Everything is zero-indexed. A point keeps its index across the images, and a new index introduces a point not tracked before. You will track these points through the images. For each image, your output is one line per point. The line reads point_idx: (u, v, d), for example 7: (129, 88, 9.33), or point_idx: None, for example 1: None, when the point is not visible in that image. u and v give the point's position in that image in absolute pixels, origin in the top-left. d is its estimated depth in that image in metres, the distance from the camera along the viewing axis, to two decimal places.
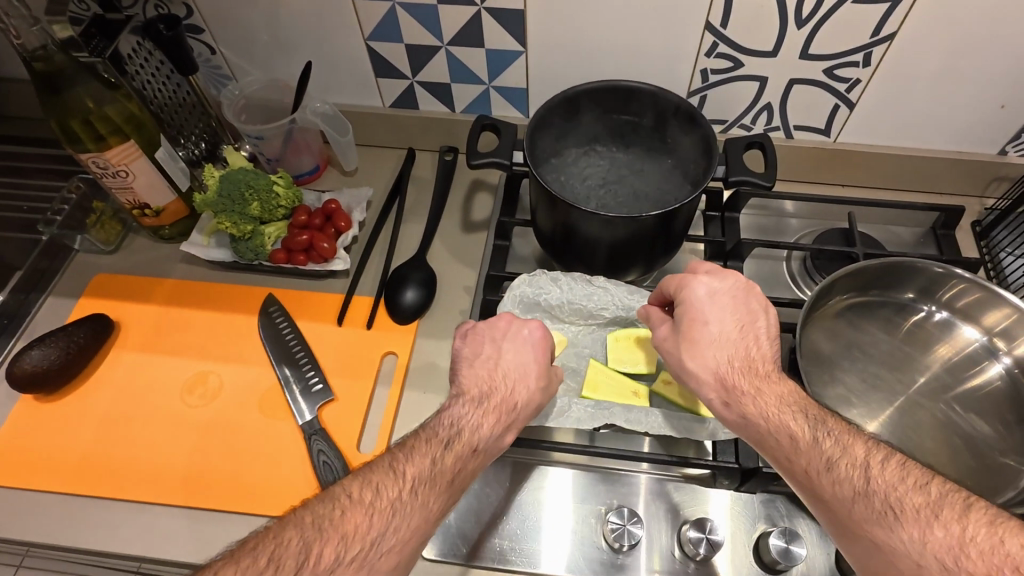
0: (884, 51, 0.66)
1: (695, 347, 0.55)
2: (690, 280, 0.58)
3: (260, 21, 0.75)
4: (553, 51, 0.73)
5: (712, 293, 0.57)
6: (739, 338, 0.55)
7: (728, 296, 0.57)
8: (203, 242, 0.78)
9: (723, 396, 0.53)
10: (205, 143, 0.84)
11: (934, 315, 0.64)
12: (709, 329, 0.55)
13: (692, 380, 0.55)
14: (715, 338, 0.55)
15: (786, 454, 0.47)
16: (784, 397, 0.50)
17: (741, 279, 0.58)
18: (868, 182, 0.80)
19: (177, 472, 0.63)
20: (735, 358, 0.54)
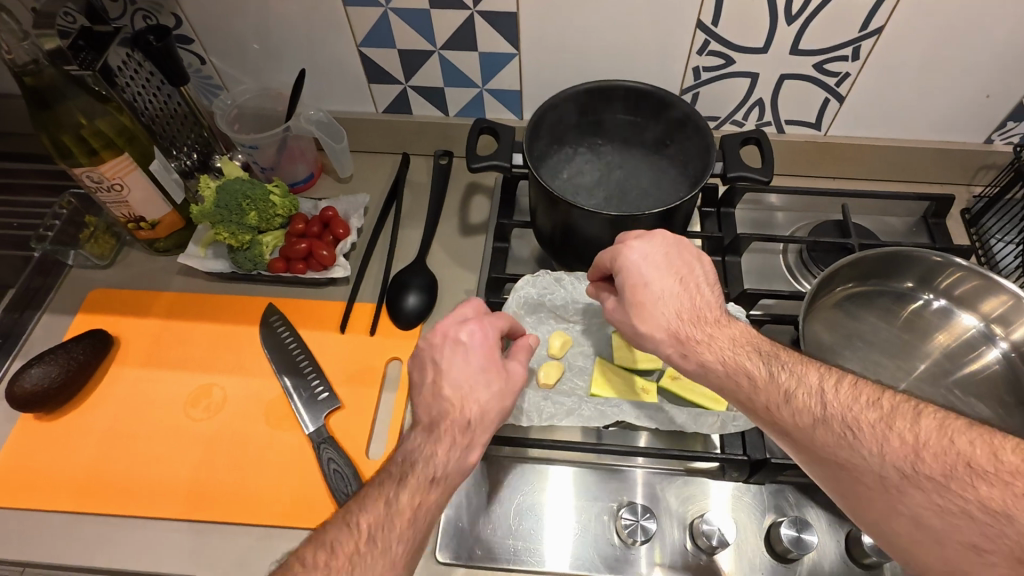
0: (872, 44, 0.67)
1: (641, 309, 0.54)
2: (621, 248, 0.56)
3: (251, 29, 0.75)
4: (546, 53, 0.74)
5: (645, 254, 0.55)
6: (679, 293, 0.54)
7: (659, 252, 0.55)
8: (200, 254, 0.77)
9: (678, 349, 0.52)
10: (198, 153, 0.83)
11: (932, 303, 0.65)
12: (650, 289, 0.54)
13: (648, 342, 0.54)
14: (659, 296, 0.54)
15: (746, 394, 0.48)
16: (737, 339, 0.51)
17: (670, 235, 0.57)
18: (859, 174, 0.82)
19: (183, 486, 0.63)
20: (683, 312, 0.53)
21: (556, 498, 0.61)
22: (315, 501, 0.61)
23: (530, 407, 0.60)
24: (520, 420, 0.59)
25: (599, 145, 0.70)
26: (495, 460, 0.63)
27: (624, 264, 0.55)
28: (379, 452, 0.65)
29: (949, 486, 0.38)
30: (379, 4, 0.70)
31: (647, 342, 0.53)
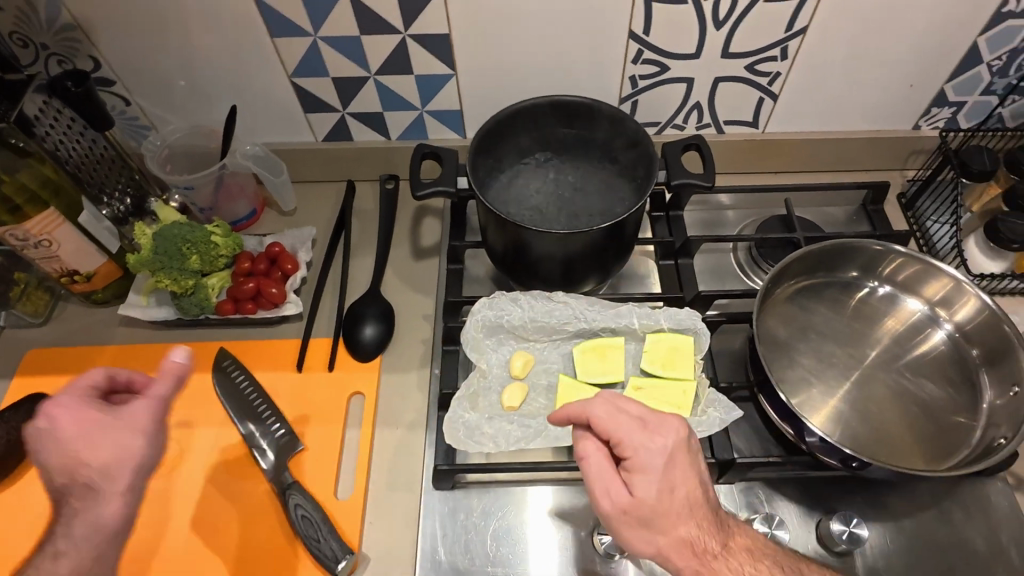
0: (798, 44, 0.69)
1: (662, 522, 0.47)
2: (644, 442, 0.48)
3: (177, 65, 0.72)
4: (483, 72, 0.73)
5: (669, 458, 0.48)
6: (695, 498, 0.48)
7: (677, 453, 0.48)
8: (142, 303, 0.74)
9: (697, 564, 0.47)
10: (131, 197, 0.79)
11: (877, 290, 0.67)
12: (674, 497, 0.47)
13: (661, 558, 0.47)
14: (680, 509, 0.47)
15: None
16: (752, 550, 0.50)
17: (681, 425, 0.50)
18: (798, 167, 0.84)
19: (143, 550, 0.60)
20: (701, 522, 0.48)
21: (530, 518, 0.60)
22: (287, 549, 0.59)
23: (494, 434, 0.59)
24: (487, 446, 0.58)
25: (544, 161, 0.70)
26: (466, 486, 0.62)
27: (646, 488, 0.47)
28: (348, 492, 0.63)
29: None
30: (308, 33, 0.68)
31: (662, 550, 0.47)
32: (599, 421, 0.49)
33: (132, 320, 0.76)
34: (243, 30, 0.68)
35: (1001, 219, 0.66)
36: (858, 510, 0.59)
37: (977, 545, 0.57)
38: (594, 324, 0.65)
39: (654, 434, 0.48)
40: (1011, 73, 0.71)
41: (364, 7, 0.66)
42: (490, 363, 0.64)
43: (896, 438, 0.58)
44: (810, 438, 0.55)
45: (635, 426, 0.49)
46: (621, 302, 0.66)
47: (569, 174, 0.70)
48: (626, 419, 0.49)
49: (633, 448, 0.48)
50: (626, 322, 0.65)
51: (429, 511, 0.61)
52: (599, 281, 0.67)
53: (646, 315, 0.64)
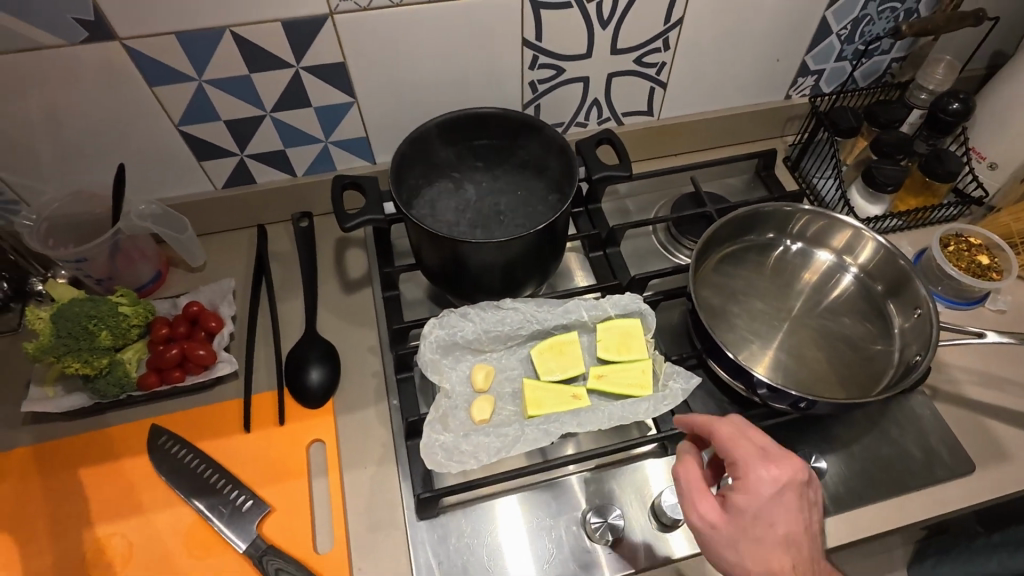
0: (677, 34, 0.75)
1: (747, 536, 0.49)
2: (755, 468, 0.50)
3: (39, 127, 0.65)
4: (385, 96, 0.72)
5: (777, 492, 0.49)
6: (796, 538, 0.49)
7: (795, 495, 0.50)
8: (47, 394, 0.66)
9: None
10: (8, 282, 0.73)
11: (792, 248, 0.74)
12: (771, 532, 0.49)
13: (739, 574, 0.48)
14: (772, 542, 0.48)
15: None
16: None
17: (801, 471, 0.50)
18: (693, 147, 0.90)
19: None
20: (797, 563, 0.48)
21: (520, 525, 0.60)
22: None
23: (474, 450, 0.58)
24: (469, 464, 0.57)
25: (458, 175, 0.70)
26: (450, 510, 0.60)
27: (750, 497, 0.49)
28: (327, 544, 0.60)
29: None
30: (192, 78, 0.64)
31: (739, 557, 0.48)
32: (722, 438, 0.52)
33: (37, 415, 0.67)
34: (118, 82, 0.63)
35: (874, 165, 0.75)
36: (813, 447, 0.64)
37: (915, 453, 0.64)
38: (546, 324, 0.66)
39: (773, 464, 0.50)
40: (856, 40, 0.80)
41: (251, 43, 0.63)
42: (452, 382, 0.64)
43: (832, 375, 0.64)
44: (760, 389, 0.59)
45: (766, 452, 0.51)
46: (566, 298, 0.68)
47: (484, 185, 0.71)
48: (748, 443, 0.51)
49: (745, 468, 0.50)
50: (576, 316, 0.67)
51: (418, 544, 0.59)
52: (539, 282, 0.68)
53: (593, 307, 0.67)
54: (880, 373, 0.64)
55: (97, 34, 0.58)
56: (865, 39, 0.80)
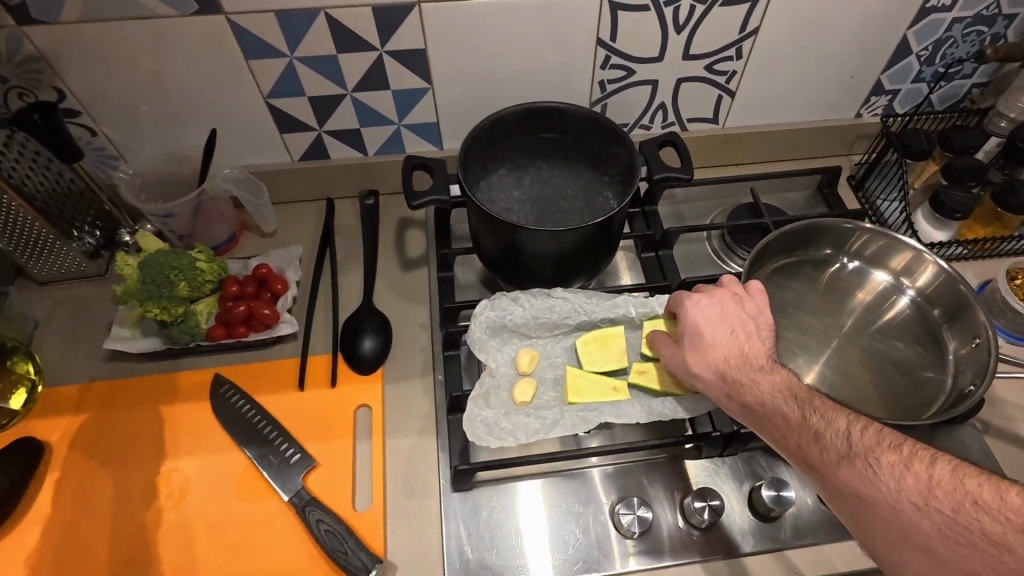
0: (751, 43, 0.75)
1: (698, 351, 0.56)
2: (685, 299, 0.60)
3: (144, 91, 0.71)
4: (459, 85, 0.75)
5: (713, 311, 0.58)
6: (732, 339, 0.56)
7: (719, 307, 0.58)
8: (128, 335, 0.72)
9: (725, 390, 0.54)
10: (100, 231, 0.79)
11: (848, 266, 0.73)
12: (705, 331, 0.57)
13: (697, 383, 0.56)
14: (715, 342, 0.56)
15: (780, 431, 0.50)
16: (780, 383, 0.52)
17: (733, 296, 0.59)
18: (756, 158, 0.90)
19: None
20: (730, 355, 0.55)
21: (548, 508, 0.61)
22: (315, 568, 0.58)
23: (513, 429, 0.61)
24: (507, 440, 0.60)
25: (517, 164, 0.72)
26: (481, 485, 0.62)
27: (687, 306, 0.59)
28: (366, 503, 0.63)
29: (957, 518, 0.41)
30: (284, 54, 0.69)
31: (696, 376, 0.56)
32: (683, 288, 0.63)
33: (115, 354, 0.73)
34: (217, 54, 0.68)
35: (943, 190, 0.73)
36: None
37: None
38: (593, 317, 0.68)
39: (708, 296, 0.59)
40: (937, 62, 0.79)
41: (342, 25, 0.67)
42: (497, 363, 0.66)
43: (878, 395, 0.63)
44: None
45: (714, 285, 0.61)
46: (615, 293, 0.70)
47: (542, 175, 0.73)
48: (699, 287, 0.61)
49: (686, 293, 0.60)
50: (624, 311, 0.68)
51: (450, 514, 0.61)
52: (590, 276, 0.70)
53: (641, 304, 0.68)
54: (928, 400, 0.63)
55: (205, 9, 0.63)
56: (946, 61, 0.79)
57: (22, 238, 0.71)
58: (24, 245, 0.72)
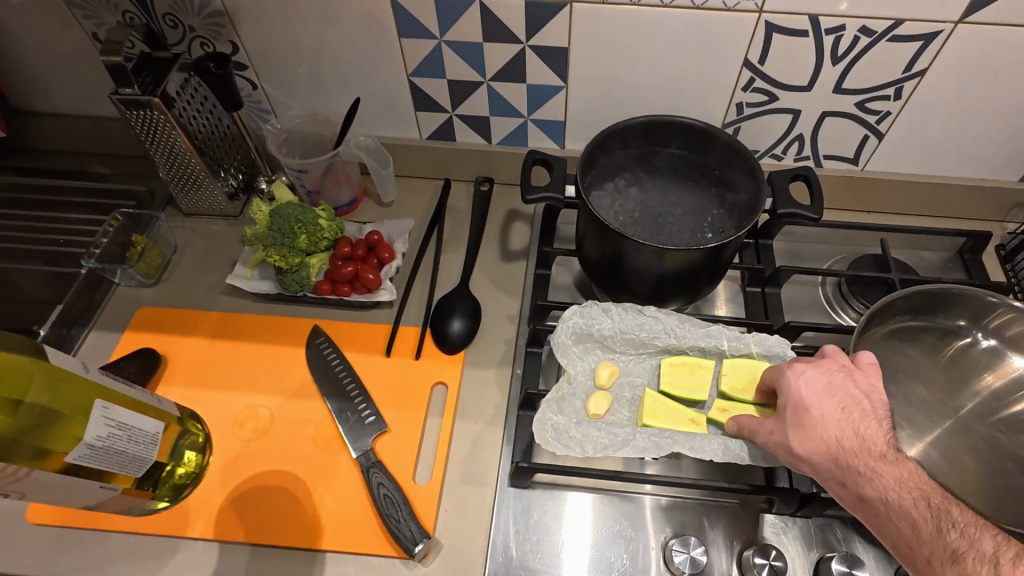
0: (915, 85, 0.69)
1: (804, 429, 0.52)
2: (787, 370, 0.56)
3: (302, 54, 0.76)
4: (592, 89, 0.75)
5: (822, 386, 0.53)
6: (843, 421, 0.51)
7: (825, 378, 0.54)
8: (247, 274, 0.78)
9: (838, 479, 0.49)
10: (243, 175, 0.87)
11: (980, 342, 0.66)
12: (813, 408, 0.52)
13: (804, 466, 0.52)
14: (822, 420, 0.52)
15: (907, 540, 0.45)
16: (905, 481, 0.47)
17: (840, 368, 0.55)
18: (893, 209, 0.83)
19: (295, 521, 0.62)
20: (841, 438, 0.50)
21: (600, 526, 0.61)
22: (370, 527, 0.61)
23: (582, 439, 0.60)
24: (574, 450, 0.60)
25: (625, 179, 0.71)
26: (538, 487, 0.62)
27: (790, 377, 0.55)
28: (426, 477, 0.65)
29: None
30: (434, 37, 0.72)
31: (801, 457, 0.51)
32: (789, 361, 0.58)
33: (233, 289, 0.80)
34: (373, 29, 0.72)
35: None
36: None
37: None
38: (682, 342, 0.66)
39: (817, 367, 0.55)
40: None
41: (492, 14, 0.68)
42: (576, 370, 0.66)
43: (989, 491, 0.57)
44: None
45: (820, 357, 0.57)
46: (709, 322, 0.67)
47: (636, 197, 0.70)
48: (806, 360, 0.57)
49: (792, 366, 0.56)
50: (716, 342, 0.66)
51: (503, 508, 0.62)
52: (686, 301, 0.68)
53: (736, 339, 0.66)
54: None
55: None
56: None
57: (179, 170, 0.80)
58: (179, 175, 0.81)
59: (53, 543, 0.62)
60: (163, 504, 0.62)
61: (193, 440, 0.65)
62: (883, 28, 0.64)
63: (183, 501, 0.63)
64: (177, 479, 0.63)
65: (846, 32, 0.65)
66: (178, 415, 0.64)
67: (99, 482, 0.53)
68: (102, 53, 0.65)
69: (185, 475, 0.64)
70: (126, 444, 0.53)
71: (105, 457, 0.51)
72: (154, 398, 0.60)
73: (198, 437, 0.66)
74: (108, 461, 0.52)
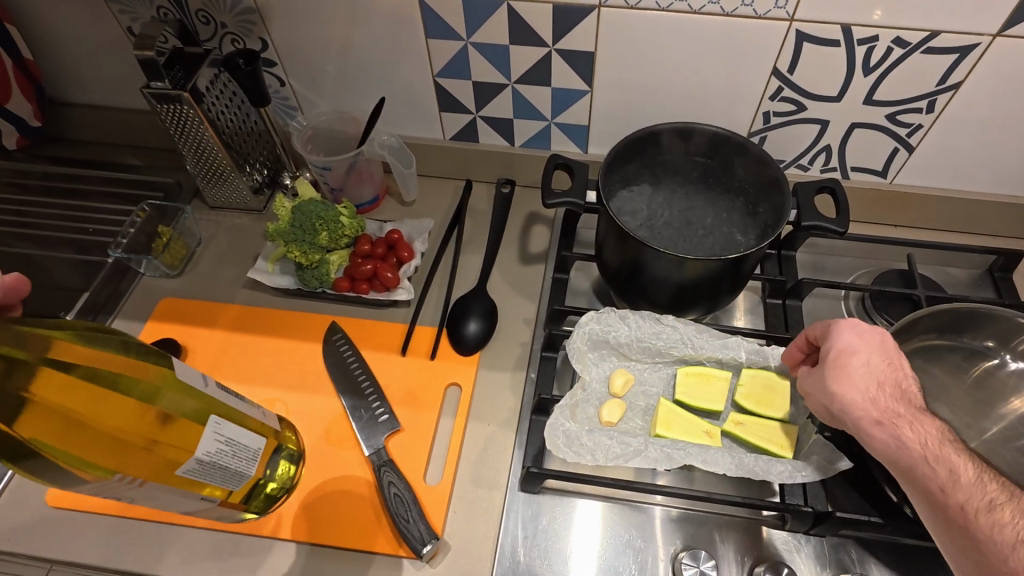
0: (948, 99, 0.68)
1: (850, 372, 0.51)
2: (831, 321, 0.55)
3: (330, 53, 0.77)
4: (617, 94, 0.75)
5: (874, 338, 0.53)
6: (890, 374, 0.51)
7: (877, 335, 0.54)
8: (268, 269, 0.80)
9: (877, 419, 0.49)
10: (268, 170, 0.88)
11: (1008, 364, 0.63)
12: (859, 355, 0.52)
13: (840, 403, 0.51)
14: (867, 366, 0.52)
15: (939, 485, 0.46)
16: (943, 433, 0.48)
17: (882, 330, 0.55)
18: (922, 224, 0.81)
19: (350, 522, 0.62)
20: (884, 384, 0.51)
21: (610, 535, 0.60)
22: (376, 524, 0.62)
23: (594, 446, 0.60)
24: (584, 458, 0.59)
25: (642, 188, 0.70)
26: (548, 493, 0.62)
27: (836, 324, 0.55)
28: (436, 478, 0.65)
29: None
30: (460, 38, 0.72)
31: (840, 394, 0.51)
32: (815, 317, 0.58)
33: (254, 283, 0.81)
34: (401, 28, 0.72)
35: None
36: None
37: None
38: (699, 352, 0.66)
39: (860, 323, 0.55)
40: None
41: (519, 17, 0.68)
42: (590, 377, 0.66)
43: None
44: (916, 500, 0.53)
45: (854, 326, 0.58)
46: (728, 333, 0.67)
47: (652, 221, 0.69)
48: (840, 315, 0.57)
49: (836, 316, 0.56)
50: (734, 354, 0.65)
51: (513, 512, 0.62)
52: (704, 312, 0.67)
53: (754, 351, 0.65)
54: None
55: None
56: None
57: (206, 164, 0.81)
58: (205, 169, 0.82)
59: (70, 527, 0.63)
60: (253, 515, 0.61)
61: (289, 450, 0.64)
62: (918, 40, 0.63)
63: (273, 511, 0.62)
64: (271, 490, 0.62)
65: (879, 42, 0.64)
66: (277, 428, 0.63)
67: (200, 493, 0.53)
68: (135, 48, 0.66)
69: (278, 486, 0.63)
70: (228, 459, 0.52)
71: (207, 471, 0.50)
72: (257, 410, 0.59)
73: (291, 445, 0.65)
74: (211, 475, 0.51)
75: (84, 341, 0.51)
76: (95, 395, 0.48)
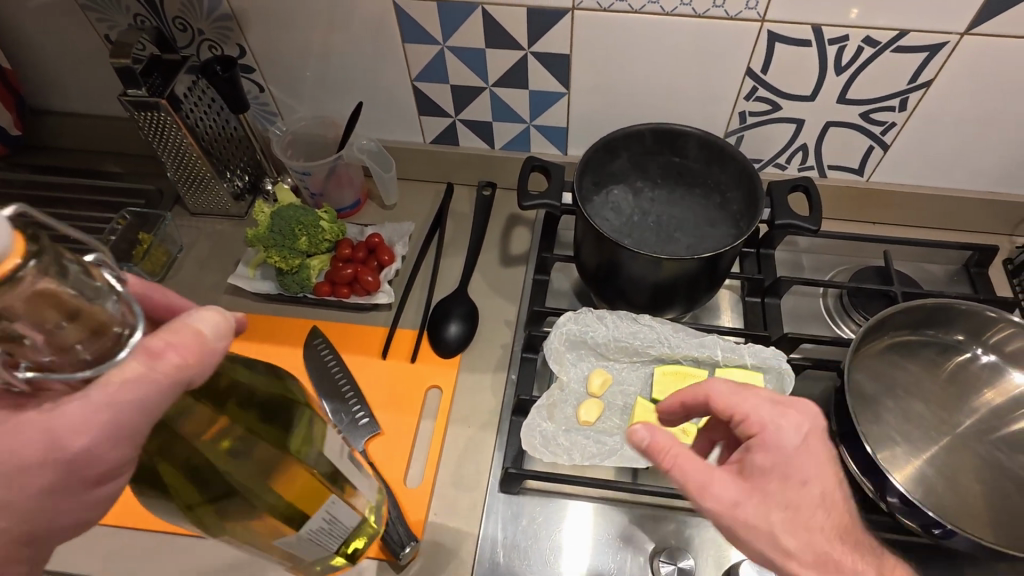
0: (920, 97, 0.68)
1: (796, 505, 0.45)
2: (775, 422, 0.48)
3: (309, 59, 0.77)
4: (595, 96, 0.75)
5: (808, 446, 0.47)
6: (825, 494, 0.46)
7: (814, 438, 0.48)
8: (249, 274, 0.80)
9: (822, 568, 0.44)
10: (249, 176, 0.89)
11: (980, 358, 0.65)
12: (802, 483, 0.46)
13: (782, 547, 0.44)
14: (815, 496, 0.46)
15: None
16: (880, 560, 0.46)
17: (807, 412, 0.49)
18: (900, 221, 0.82)
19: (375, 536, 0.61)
20: (828, 512, 0.46)
21: (588, 534, 0.61)
22: None
23: (569, 446, 0.62)
24: (560, 458, 0.61)
25: (619, 189, 0.71)
26: (528, 493, 0.62)
27: (779, 428, 0.47)
28: (416, 481, 0.65)
29: None
30: (437, 42, 0.72)
31: (787, 542, 0.44)
32: (719, 397, 0.50)
33: (234, 289, 0.81)
34: (378, 33, 0.72)
35: None
36: None
37: None
38: (676, 351, 0.66)
39: (792, 417, 0.48)
40: None
41: (494, 21, 0.69)
42: (569, 377, 0.66)
43: (985, 512, 0.56)
44: (891, 496, 0.54)
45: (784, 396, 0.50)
46: (705, 332, 0.67)
47: (631, 222, 0.69)
48: (755, 397, 0.49)
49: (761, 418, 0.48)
50: (710, 352, 0.65)
51: (492, 513, 0.62)
52: (683, 310, 0.67)
53: (730, 349, 0.65)
54: None
55: None
56: None
57: (185, 170, 0.81)
58: (186, 175, 0.82)
59: None
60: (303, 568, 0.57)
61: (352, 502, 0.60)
62: (888, 39, 0.63)
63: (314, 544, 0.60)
64: (335, 562, 0.56)
65: (849, 42, 0.64)
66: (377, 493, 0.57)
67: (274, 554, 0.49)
68: (111, 56, 0.66)
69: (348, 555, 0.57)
70: (324, 536, 0.48)
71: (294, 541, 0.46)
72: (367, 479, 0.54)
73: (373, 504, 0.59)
74: (300, 544, 0.47)
75: (237, 370, 0.46)
76: (269, 444, 0.44)
